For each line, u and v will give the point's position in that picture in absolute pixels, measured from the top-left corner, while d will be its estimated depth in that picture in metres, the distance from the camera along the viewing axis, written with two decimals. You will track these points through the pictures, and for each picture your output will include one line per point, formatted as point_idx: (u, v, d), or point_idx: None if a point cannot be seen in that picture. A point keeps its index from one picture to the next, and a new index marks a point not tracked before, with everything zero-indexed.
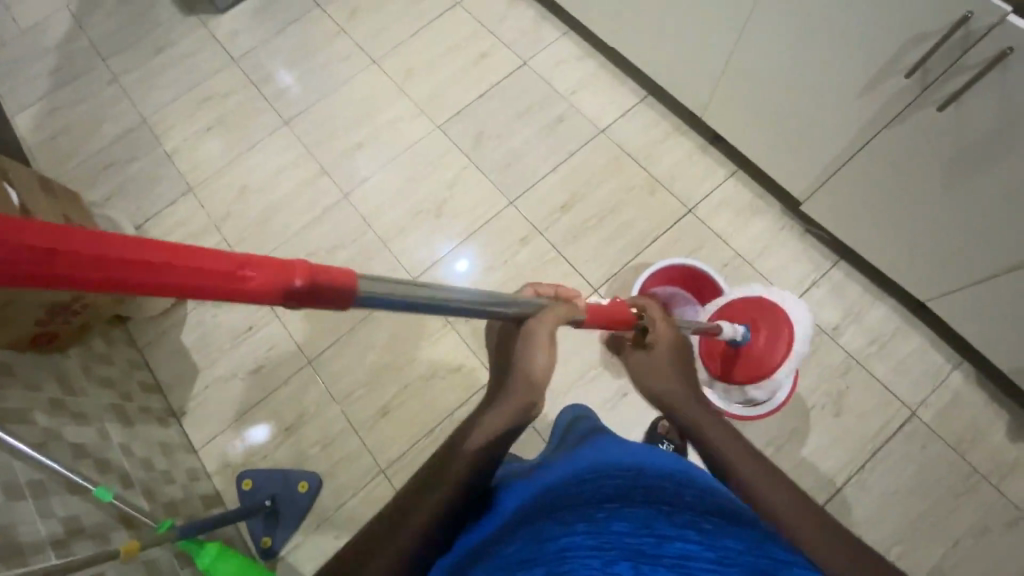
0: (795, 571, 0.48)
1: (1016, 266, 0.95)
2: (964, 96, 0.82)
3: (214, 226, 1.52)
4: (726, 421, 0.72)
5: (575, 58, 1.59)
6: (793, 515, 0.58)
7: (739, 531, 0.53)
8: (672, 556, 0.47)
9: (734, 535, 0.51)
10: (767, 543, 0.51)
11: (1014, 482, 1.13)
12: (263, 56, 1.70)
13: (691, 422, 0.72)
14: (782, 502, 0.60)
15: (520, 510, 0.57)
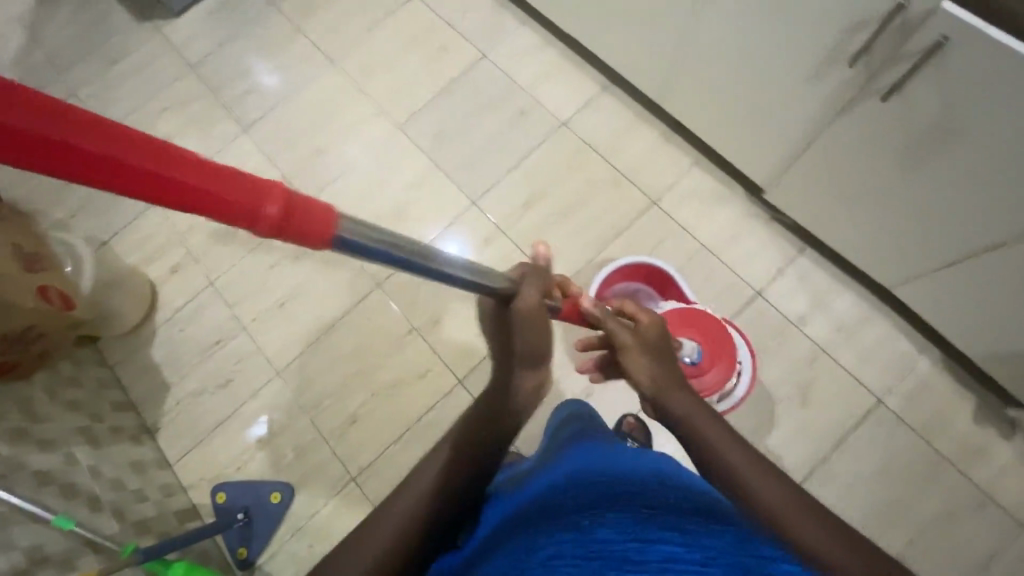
0: (783, 568, 0.41)
1: (973, 254, 0.93)
2: (907, 84, 0.80)
3: (178, 239, 1.50)
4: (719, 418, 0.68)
5: (535, 49, 1.55)
6: (790, 513, 0.55)
7: (727, 531, 0.46)
8: (656, 561, 0.41)
9: (724, 533, 0.45)
10: (760, 541, 0.45)
11: (979, 466, 1.13)
12: (220, 61, 1.66)
13: (678, 421, 0.68)
14: (777, 498, 0.57)
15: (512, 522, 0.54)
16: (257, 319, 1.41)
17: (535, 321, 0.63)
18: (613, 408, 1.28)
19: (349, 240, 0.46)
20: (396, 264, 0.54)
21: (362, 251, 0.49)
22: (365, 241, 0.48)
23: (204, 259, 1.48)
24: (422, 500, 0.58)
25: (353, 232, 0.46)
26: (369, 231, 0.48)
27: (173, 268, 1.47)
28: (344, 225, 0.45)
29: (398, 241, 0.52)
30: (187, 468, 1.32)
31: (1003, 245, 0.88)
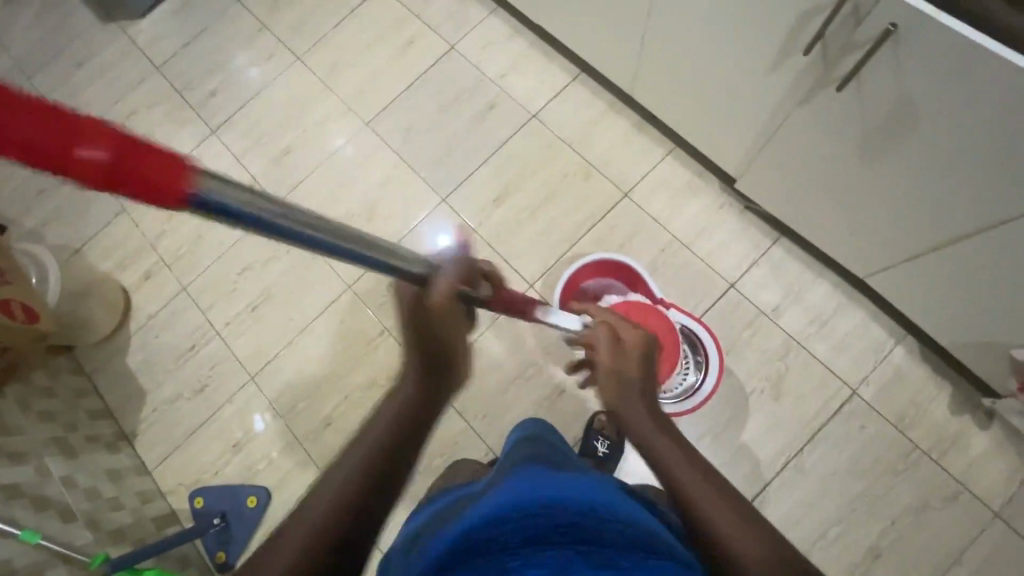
0: None
1: (941, 245, 0.92)
2: (862, 73, 0.79)
3: (149, 245, 1.49)
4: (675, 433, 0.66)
5: (504, 38, 1.51)
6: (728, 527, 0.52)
7: (661, 562, 0.47)
8: None
9: (656, 564, 0.46)
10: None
11: (955, 456, 1.12)
12: (186, 62, 1.63)
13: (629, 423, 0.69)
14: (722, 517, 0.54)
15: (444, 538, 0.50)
16: (230, 324, 1.41)
17: (443, 321, 0.58)
18: (586, 404, 1.27)
19: (242, 211, 0.36)
20: (304, 245, 0.44)
21: (258, 225, 0.38)
22: (262, 215, 0.38)
23: (176, 264, 1.47)
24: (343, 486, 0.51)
25: (247, 205, 0.36)
26: (268, 206, 0.38)
27: (145, 275, 1.47)
28: (234, 194, 0.35)
29: (308, 219, 0.43)
30: (165, 474, 1.33)
31: (980, 230, 0.84)
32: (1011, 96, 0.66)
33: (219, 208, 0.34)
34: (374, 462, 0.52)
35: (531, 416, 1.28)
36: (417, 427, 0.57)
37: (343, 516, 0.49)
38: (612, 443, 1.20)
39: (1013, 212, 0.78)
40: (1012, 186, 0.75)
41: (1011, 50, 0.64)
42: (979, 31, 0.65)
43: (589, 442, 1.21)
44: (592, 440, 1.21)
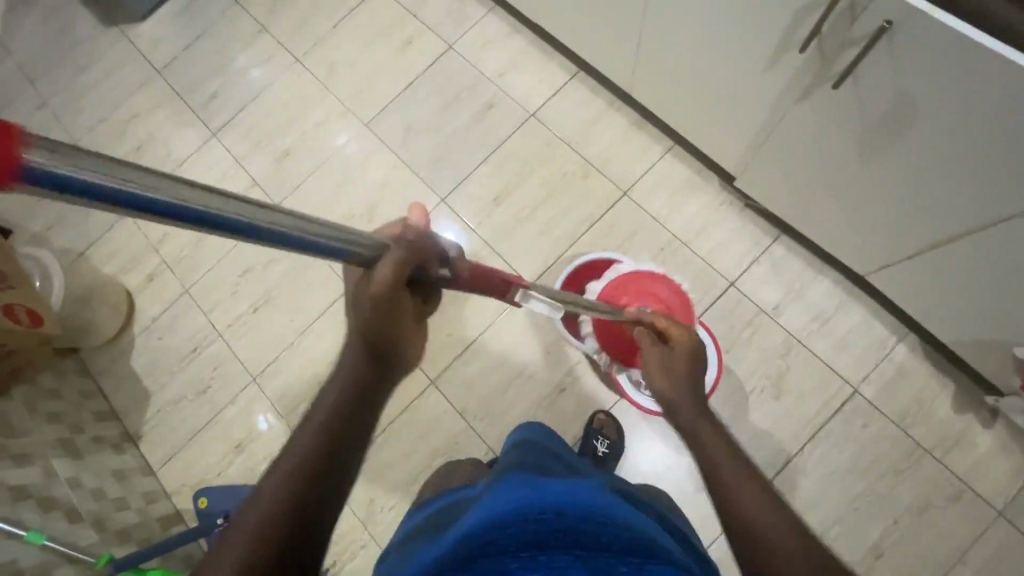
0: None
1: (940, 244, 0.91)
2: (858, 70, 0.78)
3: (152, 247, 1.50)
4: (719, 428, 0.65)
5: (502, 37, 1.50)
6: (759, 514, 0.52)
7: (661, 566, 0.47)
8: None
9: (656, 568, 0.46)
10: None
11: (958, 454, 1.11)
12: (187, 64, 1.64)
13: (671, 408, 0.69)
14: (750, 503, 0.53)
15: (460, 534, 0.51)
16: (233, 325, 1.42)
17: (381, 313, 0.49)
18: (585, 404, 1.27)
19: (124, 194, 0.31)
20: (224, 231, 0.38)
21: (153, 210, 0.33)
22: (153, 197, 0.33)
23: (179, 266, 1.48)
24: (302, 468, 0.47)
25: (129, 185, 0.31)
26: (163, 185, 0.33)
27: (149, 277, 1.48)
28: (104, 171, 0.30)
29: (220, 201, 0.36)
30: (169, 475, 1.35)
31: (981, 228, 0.83)
32: (1013, 94, 0.65)
33: (86, 187, 0.29)
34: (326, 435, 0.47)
35: (531, 416, 1.28)
36: (363, 409, 0.49)
37: (289, 499, 0.44)
38: (612, 443, 1.20)
39: (1013, 211, 0.77)
40: (1014, 185, 0.74)
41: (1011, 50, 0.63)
42: (978, 28, 0.64)
43: (589, 442, 1.19)
44: (591, 440, 1.20)
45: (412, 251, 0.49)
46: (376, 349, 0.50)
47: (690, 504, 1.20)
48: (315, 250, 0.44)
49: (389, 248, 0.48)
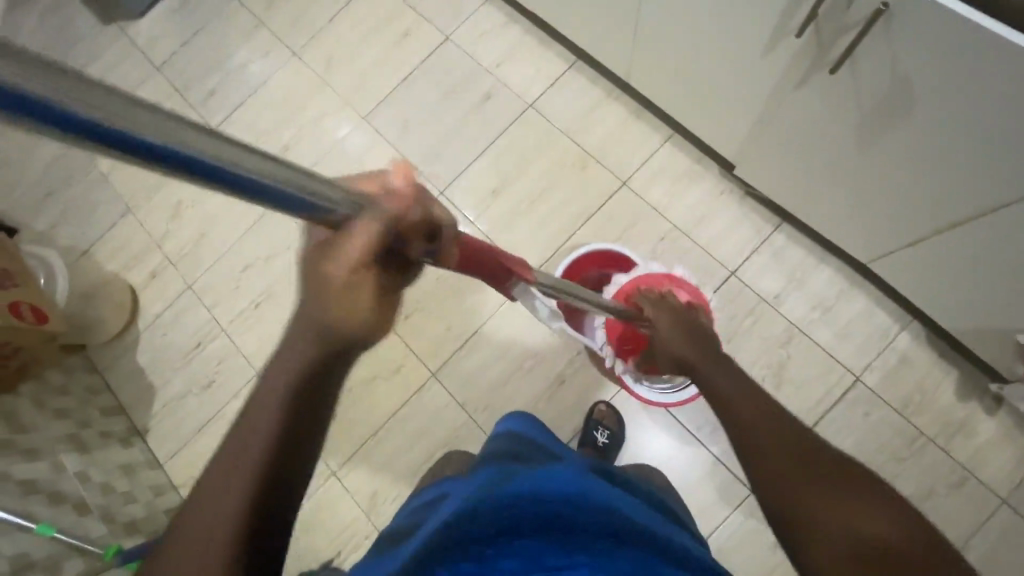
0: None
1: (939, 231, 0.90)
2: (855, 54, 0.77)
3: (155, 244, 1.51)
4: (734, 366, 0.67)
5: (499, 27, 1.49)
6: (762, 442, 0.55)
7: (636, 550, 0.48)
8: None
9: (631, 552, 0.47)
10: (663, 565, 0.47)
11: (962, 442, 1.10)
12: (185, 61, 1.64)
13: (703, 380, 0.67)
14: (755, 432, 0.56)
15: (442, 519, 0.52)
16: (235, 321, 1.43)
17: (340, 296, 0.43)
18: (586, 394, 1.27)
19: (86, 122, 0.25)
20: (208, 182, 0.31)
21: (124, 148, 0.27)
22: (124, 131, 0.26)
23: (181, 263, 1.49)
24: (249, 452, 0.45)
25: (93, 113, 0.25)
26: (136, 117, 0.27)
27: (152, 274, 1.50)
28: (60, 91, 0.24)
29: (206, 142, 0.30)
30: (176, 468, 1.37)
31: (982, 214, 0.82)
32: (1015, 79, 0.64)
33: (37, 110, 0.23)
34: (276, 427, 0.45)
35: (531, 408, 1.28)
36: (315, 393, 0.46)
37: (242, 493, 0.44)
38: (612, 434, 1.20)
39: (1012, 196, 0.76)
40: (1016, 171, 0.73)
41: (1013, 33, 0.62)
42: (977, 10, 0.63)
43: (589, 433, 1.20)
44: (592, 431, 1.20)
45: (385, 224, 0.42)
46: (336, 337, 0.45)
47: (691, 494, 1.20)
48: (304, 210, 0.37)
49: (356, 218, 0.41)
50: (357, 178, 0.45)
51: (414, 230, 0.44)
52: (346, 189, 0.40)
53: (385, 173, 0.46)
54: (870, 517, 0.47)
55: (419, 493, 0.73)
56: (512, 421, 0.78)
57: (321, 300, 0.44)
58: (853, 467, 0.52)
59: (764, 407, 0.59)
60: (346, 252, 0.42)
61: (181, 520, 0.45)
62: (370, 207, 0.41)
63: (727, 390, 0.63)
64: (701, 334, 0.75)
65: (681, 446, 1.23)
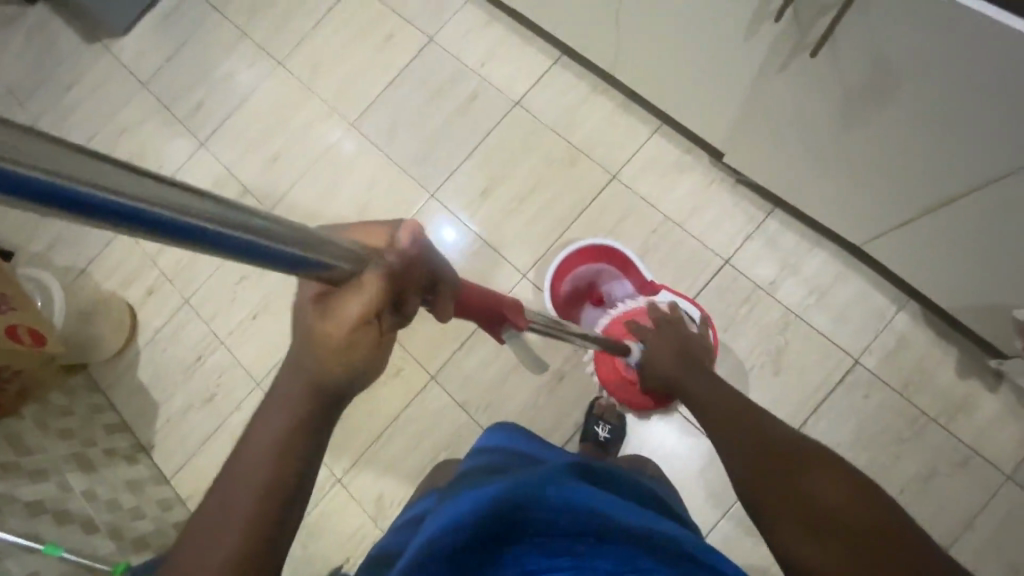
0: None
1: (930, 209, 0.90)
2: (834, 36, 0.76)
3: (151, 261, 1.52)
4: (712, 377, 0.77)
5: (482, 25, 1.48)
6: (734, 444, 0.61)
7: (620, 542, 0.50)
8: None
9: (614, 549, 0.49)
10: (646, 557, 0.48)
11: (964, 420, 1.10)
12: (171, 75, 1.64)
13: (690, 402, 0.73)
14: (732, 441, 0.62)
15: (437, 534, 0.54)
16: (234, 333, 1.44)
17: (338, 353, 0.44)
18: (586, 391, 1.27)
19: (41, 183, 0.24)
20: (177, 239, 0.30)
21: (84, 208, 0.26)
22: (82, 190, 0.25)
23: (178, 277, 1.50)
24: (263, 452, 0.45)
25: (51, 173, 0.24)
26: (99, 176, 0.26)
27: (149, 290, 1.50)
28: (10, 153, 0.23)
29: (169, 196, 0.29)
30: (183, 482, 1.37)
31: (981, 187, 0.80)
32: (1009, 54, 0.63)
33: None
34: (290, 426, 0.46)
35: (531, 406, 1.28)
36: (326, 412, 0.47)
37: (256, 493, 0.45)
38: (613, 428, 1.20)
39: (1002, 170, 0.75)
40: (1012, 143, 0.71)
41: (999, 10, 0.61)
42: None
43: (590, 429, 1.19)
44: (593, 426, 1.20)
45: (389, 281, 0.42)
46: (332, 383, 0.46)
47: (696, 484, 1.20)
48: (315, 270, 0.38)
49: (362, 271, 0.41)
50: (360, 227, 0.45)
51: (412, 284, 0.45)
52: (317, 234, 0.37)
53: (391, 224, 0.46)
54: (837, 500, 0.51)
55: (403, 515, 0.75)
56: (492, 436, 0.80)
57: (319, 354, 0.45)
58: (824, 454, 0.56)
59: (739, 418, 0.65)
60: (344, 309, 0.43)
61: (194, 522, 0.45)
62: (376, 261, 0.42)
63: (721, 416, 0.66)
64: (695, 363, 0.81)
65: (686, 438, 1.23)
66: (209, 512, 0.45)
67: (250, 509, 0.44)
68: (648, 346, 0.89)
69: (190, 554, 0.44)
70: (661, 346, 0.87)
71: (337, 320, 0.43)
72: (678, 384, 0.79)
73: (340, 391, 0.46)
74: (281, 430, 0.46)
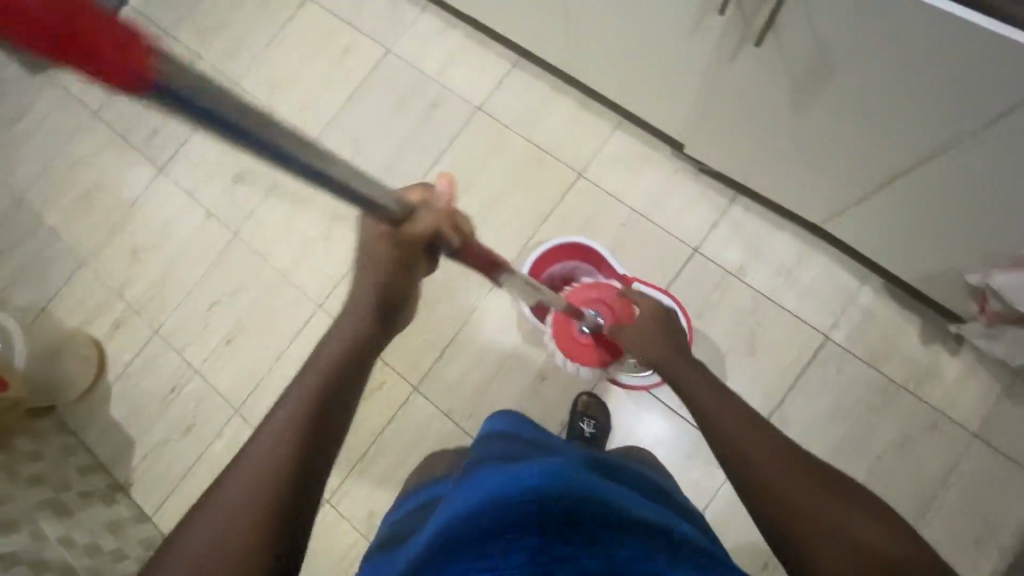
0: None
1: (873, 190, 0.96)
2: (776, 25, 0.79)
3: (115, 293, 1.48)
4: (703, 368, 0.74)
5: (438, 33, 1.49)
6: (757, 446, 0.60)
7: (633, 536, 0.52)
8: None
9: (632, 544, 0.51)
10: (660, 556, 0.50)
11: (931, 384, 1.14)
12: (123, 102, 1.60)
13: (690, 397, 0.69)
14: (754, 444, 0.60)
15: (446, 530, 0.53)
16: (208, 361, 1.40)
17: (396, 275, 0.62)
18: (569, 388, 1.28)
19: (199, 101, 0.39)
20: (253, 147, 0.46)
21: (208, 115, 0.40)
22: (211, 105, 0.40)
23: (145, 308, 1.46)
24: (283, 434, 0.50)
25: (206, 96, 0.39)
26: (229, 103, 0.41)
27: (116, 323, 1.46)
28: (193, 83, 0.38)
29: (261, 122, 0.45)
30: (166, 518, 1.33)
31: (914, 166, 0.86)
32: (974, 55, 0.66)
33: (179, 92, 0.37)
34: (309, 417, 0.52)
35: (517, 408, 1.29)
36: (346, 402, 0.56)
37: (274, 473, 0.48)
38: (598, 423, 1.21)
39: (931, 151, 0.82)
40: (948, 131, 0.77)
41: (989, 21, 0.63)
42: None
43: (575, 425, 1.21)
44: (578, 422, 1.21)
45: (433, 219, 0.62)
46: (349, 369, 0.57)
47: (683, 472, 1.22)
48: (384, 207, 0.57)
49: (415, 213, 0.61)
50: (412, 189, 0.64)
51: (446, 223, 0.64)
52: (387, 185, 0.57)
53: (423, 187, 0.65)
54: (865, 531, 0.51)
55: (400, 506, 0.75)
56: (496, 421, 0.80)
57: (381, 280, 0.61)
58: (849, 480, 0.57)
59: (759, 421, 0.63)
60: (401, 240, 0.61)
61: (210, 498, 0.48)
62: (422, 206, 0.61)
63: (740, 415, 0.64)
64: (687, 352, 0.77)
65: (671, 427, 1.24)
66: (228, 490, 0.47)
67: (265, 492, 0.48)
68: (638, 330, 0.83)
69: (209, 522, 0.46)
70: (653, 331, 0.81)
71: (395, 249, 0.61)
72: (674, 375, 0.74)
73: (357, 364, 0.58)
74: (298, 419, 0.52)
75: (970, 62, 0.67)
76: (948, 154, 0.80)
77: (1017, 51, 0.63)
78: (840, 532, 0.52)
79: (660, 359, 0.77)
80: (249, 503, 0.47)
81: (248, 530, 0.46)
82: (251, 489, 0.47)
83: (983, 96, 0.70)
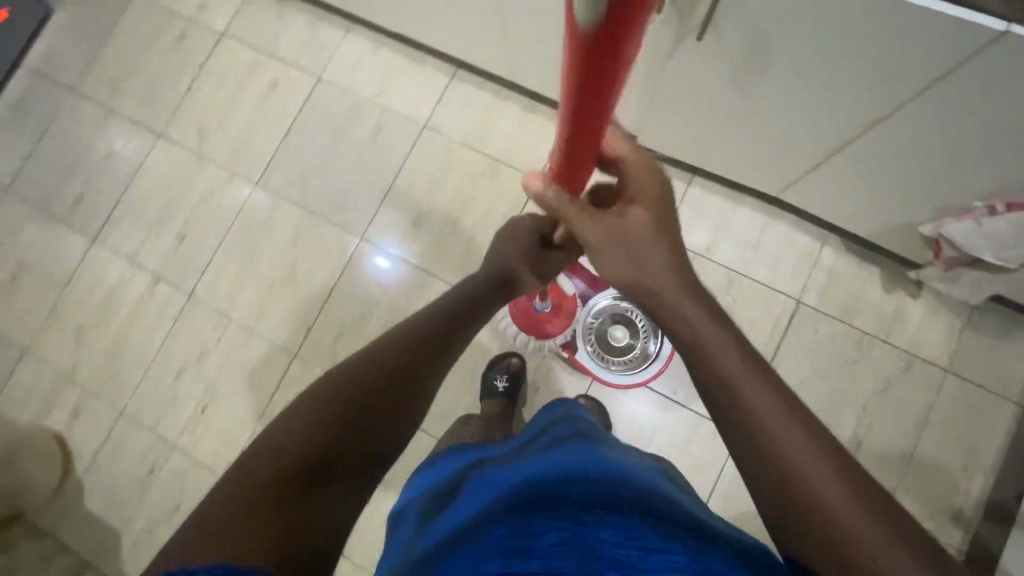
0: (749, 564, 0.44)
1: (819, 162, 1.00)
2: (714, 18, 0.80)
3: (68, 379, 1.37)
4: (705, 295, 0.58)
5: (368, 53, 1.44)
6: (762, 413, 0.48)
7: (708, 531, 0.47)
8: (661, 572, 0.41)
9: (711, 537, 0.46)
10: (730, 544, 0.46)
11: (900, 330, 1.20)
12: (36, 173, 1.47)
13: (685, 344, 0.55)
14: (764, 406, 0.49)
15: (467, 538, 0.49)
16: (185, 433, 1.33)
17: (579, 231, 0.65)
18: (563, 393, 1.28)
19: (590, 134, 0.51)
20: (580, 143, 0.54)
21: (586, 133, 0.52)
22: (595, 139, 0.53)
23: (104, 390, 1.36)
24: (335, 399, 0.53)
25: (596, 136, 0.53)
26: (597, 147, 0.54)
27: (74, 412, 1.36)
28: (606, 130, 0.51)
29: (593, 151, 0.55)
30: None
31: (851, 139, 0.91)
32: (905, 31, 0.69)
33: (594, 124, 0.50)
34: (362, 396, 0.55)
35: None
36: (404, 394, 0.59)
37: (316, 440, 0.50)
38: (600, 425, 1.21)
39: (863, 126, 0.87)
40: (880, 104, 0.82)
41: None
42: None
43: None
44: None
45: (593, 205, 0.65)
46: (410, 367, 0.61)
47: (686, 455, 1.24)
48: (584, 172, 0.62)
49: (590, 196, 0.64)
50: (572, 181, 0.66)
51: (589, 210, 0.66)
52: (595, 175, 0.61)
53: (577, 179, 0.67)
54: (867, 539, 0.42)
55: (423, 495, 0.73)
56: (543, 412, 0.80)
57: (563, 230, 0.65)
58: (861, 470, 0.46)
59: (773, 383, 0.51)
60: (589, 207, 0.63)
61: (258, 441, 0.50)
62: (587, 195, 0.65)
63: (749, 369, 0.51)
64: (702, 287, 0.58)
65: (668, 414, 1.26)
66: (273, 434, 0.50)
67: (300, 451, 0.49)
68: (633, 221, 0.60)
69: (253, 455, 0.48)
70: (655, 240, 0.59)
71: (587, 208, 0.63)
72: (679, 323, 0.56)
73: (418, 354, 0.62)
74: (350, 402, 0.54)
75: (901, 38, 0.70)
76: (882, 125, 0.85)
77: (945, 23, 0.66)
78: (834, 510, 0.43)
79: (660, 291, 0.58)
80: (285, 450, 0.48)
81: (278, 481, 0.46)
82: (295, 441, 0.49)
83: (912, 70, 0.74)
